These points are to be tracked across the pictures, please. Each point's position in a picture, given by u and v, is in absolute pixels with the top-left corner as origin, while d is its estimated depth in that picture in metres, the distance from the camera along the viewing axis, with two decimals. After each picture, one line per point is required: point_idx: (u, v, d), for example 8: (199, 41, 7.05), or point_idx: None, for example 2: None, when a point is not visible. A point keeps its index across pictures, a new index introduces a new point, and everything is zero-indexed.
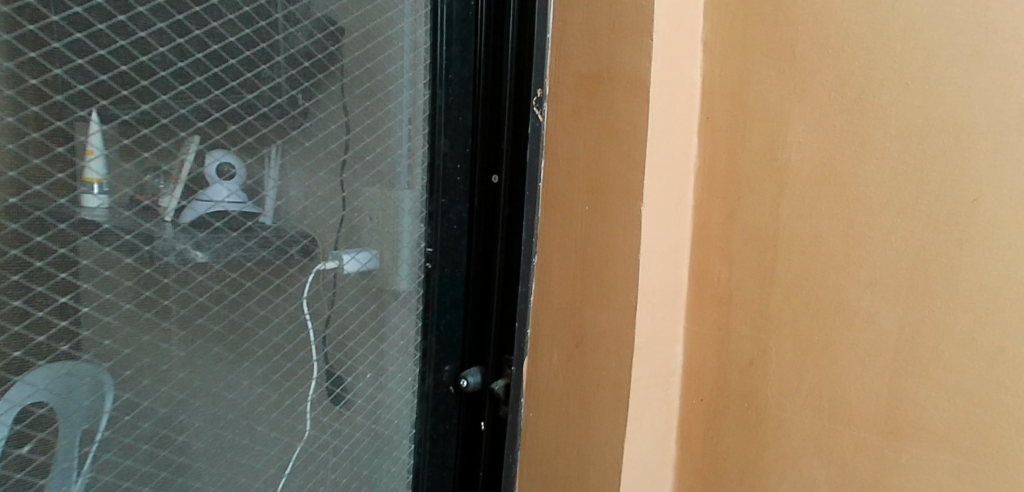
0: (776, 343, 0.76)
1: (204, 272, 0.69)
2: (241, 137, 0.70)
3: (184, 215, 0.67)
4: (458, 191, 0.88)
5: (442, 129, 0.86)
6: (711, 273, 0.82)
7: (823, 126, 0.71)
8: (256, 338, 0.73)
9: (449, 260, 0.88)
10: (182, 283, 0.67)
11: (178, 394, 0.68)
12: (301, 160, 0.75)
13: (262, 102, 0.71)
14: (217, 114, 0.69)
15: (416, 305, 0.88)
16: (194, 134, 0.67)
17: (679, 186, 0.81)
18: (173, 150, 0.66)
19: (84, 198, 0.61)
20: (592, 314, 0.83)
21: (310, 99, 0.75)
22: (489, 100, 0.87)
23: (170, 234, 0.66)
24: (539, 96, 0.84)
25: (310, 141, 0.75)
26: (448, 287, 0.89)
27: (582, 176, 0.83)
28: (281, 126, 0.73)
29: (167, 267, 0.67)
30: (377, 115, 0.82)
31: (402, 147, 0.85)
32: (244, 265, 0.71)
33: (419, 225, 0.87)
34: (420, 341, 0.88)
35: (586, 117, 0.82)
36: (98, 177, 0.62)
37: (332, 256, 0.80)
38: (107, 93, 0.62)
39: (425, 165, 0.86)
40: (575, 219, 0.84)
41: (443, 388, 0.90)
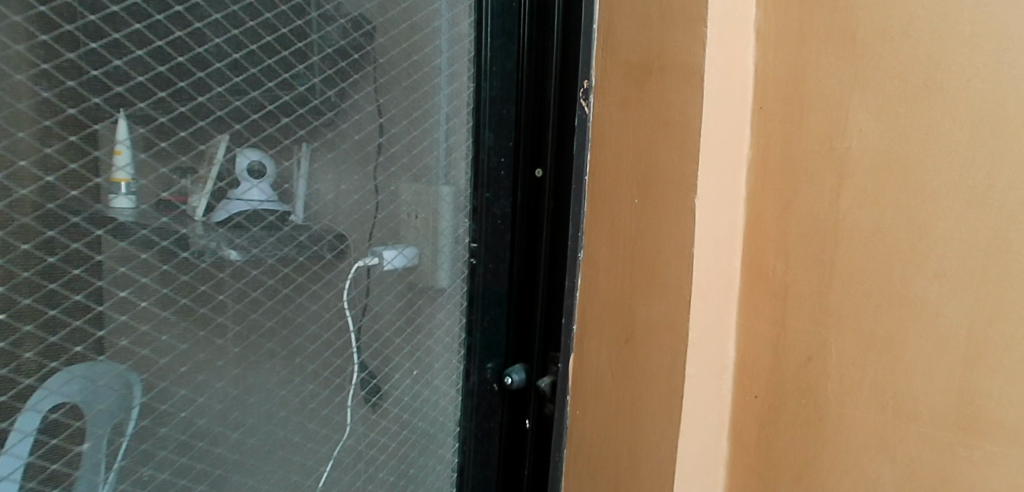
0: (837, 337, 0.74)
1: (259, 267, 0.68)
2: (292, 130, 0.69)
3: (221, 208, 0.65)
4: (503, 185, 0.86)
5: (486, 122, 0.84)
6: (766, 266, 0.80)
7: (886, 113, 0.70)
8: (309, 334, 0.72)
9: (492, 256, 0.87)
10: (237, 278, 0.67)
11: (233, 390, 0.68)
12: (350, 153, 0.74)
13: (313, 95, 0.71)
14: (271, 107, 0.68)
15: (460, 301, 0.86)
16: (247, 127, 0.66)
17: (732, 177, 0.80)
18: (228, 142, 0.65)
19: (112, 199, 0.59)
20: (642, 309, 0.81)
21: (358, 92, 0.75)
22: (533, 92, 0.85)
23: (224, 228, 0.66)
24: (585, 87, 0.83)
25: (359, 134, 0.75)
26: (491, 284, 0.87)
27: (630, 168, 0.81)
28: (332, 119, 0.72)
29: (223, 261, 0.66)
30: (423, 108, 0.81)
31: (444, 141, 0.83)
32: (297, 260, 0.71)
33: (464, 220, 0.85)
34: (464, 338, 0.86)
35: (635, 107, 0.80)
36: (127, 177, 0.59)
37: (372, 254, 0.78)
38: (165, 85, 0.61)
39: (470, 159, 0.85)
40: (623, 212, 0.82)
41: (487, 385, 0.88)
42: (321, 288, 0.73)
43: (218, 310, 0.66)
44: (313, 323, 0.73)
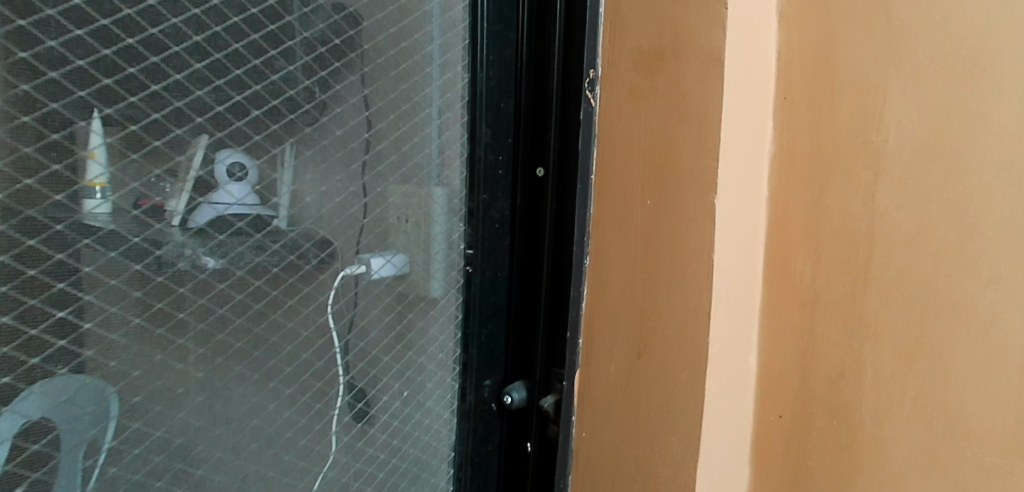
0: (873, 351, 0.67)
1: (226, 281, 0.60)
2: (266, 124, 0.61)
3: (194, 219, 0.58)
4: (501, 186, 0.79)
5: (483, 116, 0.76)
6: (792, 273, 0.73)
7: (927, 102, 0.63)
8: (285, 354, 0.64)
9: (490, 263, 0.79)
10: (199, 294, 0.59)
11: (194, 422, 0.60)
12: (331, 150, 0.66)
13: (289, 84, 0.63)
14: (239, 97, 0.60)
15: (455, 313, 0.78)
16: (211, 120, 0.58)
17: (754, 176, 0.74)
18: (188, 138, 0.57)
19: (86, 202, 0.53)
20: (657, 322, 0.74)
21: (340, 82, 0.66)
22: (534, 83, 0.77)
23: (184, 236, 0.58)
24: (591, 77, 0.75)
25: (341, 129, 0.67)
26: (489, 294, 0.80)
27: (643, 165, 0.74)
28: (311, 112, 0.64)
29: (183, 274, 0.58)
30: (413, 101, 0.73)
31: (436, 138, 0.75)
32: (271, 271, 0.63)
33: (459, 224, 0.77)
34: (459, 354, 0.79)
35: (647, 99, 0.73)
36: (103, 181, 0.53)
37: (360, 261, 0.70)
38: (110, 70, 0.53)
39: (465, 157, 0.77)
40: (634, 214, 0.75)
41: (484, 405, 0.81)
42: (299, 302, 0.65)
43: (178, 329, 0.58)
44: (289, 342, 0.65)
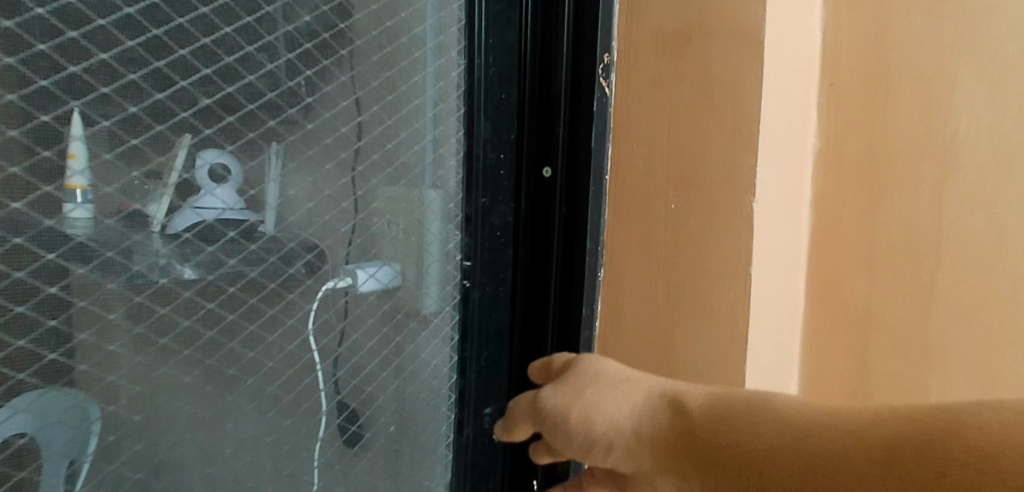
0: (942, 385, 0.57)
1: (169, 304, 0.51)
2: (218, 115, 0.52)
3: (177, 226, 0.51)
4: (502, 189, 0.68)
5: (482, 108, 0.66)
6: (840, 290, 0.63)
7: (1010, 89, 0.53)
8: (244, 387, 0.55)
9: (489, 277, 0.69)
10: (134, 320, 0.49)
11: (132, 474, 0.51)
12: (300, 147, 0.56)
13: (247, 68, 0.53)
14: (183, 83, 0.50)
15: (450, 333, 0.68)
16: (148, 109, 0.49)
17: (798, 176, 0.63)
18: (118, 131, 0.48)
19: (67, 207, 0.46)
20: (685, 346, 0.63)
21: (310, 67, 0.56)
22: (541, 70, 0.67)
23: (113, 252, 0.48)
24: (606, 62, 0.66)
25: (314, 122, 0.57)
26: (488, 313, 0.69)
27: (668, 164, 0.63)
28: (275, 101, 0.55)
29: (115, 295, 0.48)
30: (399, 89, 0.63)
31: (429, 132, 0.65)
32: (226, 291, 0.53)
33: (455, 233, 0.67)
34: (455, 380, 0.69)
35: (667, 87, 0.63)
36: (84, 183, 0.46)
37: (347, 272, 0.61)
38: (15, 45, 0.43)
39: (461, 155, 0.66)
40: (657, 220, 0.65)
41: (484, 438, 0.70)
42: (260, 327, 0.55)
43: (104, 366, 0.48)
44: (248, 374, 0.55)
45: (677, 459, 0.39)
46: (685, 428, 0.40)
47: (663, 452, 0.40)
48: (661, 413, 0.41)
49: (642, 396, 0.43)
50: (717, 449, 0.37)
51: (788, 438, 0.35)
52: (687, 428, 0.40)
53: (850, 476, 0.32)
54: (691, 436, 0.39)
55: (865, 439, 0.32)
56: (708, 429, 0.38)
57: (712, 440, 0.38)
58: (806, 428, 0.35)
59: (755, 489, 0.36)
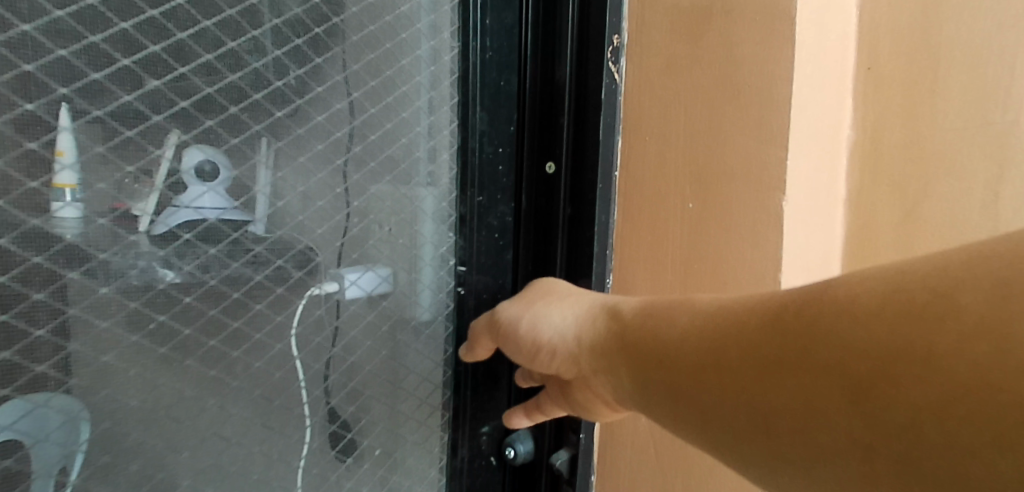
0: None
1: (110, 317, 0.43)
2: (168, 99, 0.44)
3: (165, 226, 0.45)
4: (501, 187, 0.61)
5: (477, 96, 0.59)
6: None
7: None
8: (203, 411, 0.48)
9: (486, 284, 0.62)
10: (67, 338, 0.42)
11: None
12: (268, 138, 0.49)
13: (204, 46, 0.45)
14: (126, 61, 0.42)
15: (445, 345, 0.62)
16: (83, 91, 0.41)
17: (830, 172, 0.56)
18: (45, 115, 0.40)
19: (57, 207, 0.41)
20: None
21: (279, 47, 0.49)
22: (543, 54, 0.61)
23: (41, 256, 0.40)
24: (615, 45, 0.58)
25: (285, 110, 0.49)
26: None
27: (686, 159, 0.56)
28: (238, 84, 0.47)
29: (45, 308, 0.41)
30: (384, 73, 0.55)
31: (420, 123, 0.58)
32: (180, 301, 0.46)
33: (449, 235, 0.60)
34: (446, 398, 0.62)
35: (683, 71, 0.56)
36: (75, 181, 0.41)
37: (331, 276, 0.54)
38: None
39: (455, 148, 0.59)
40: (672, 222, 0.57)
41: (480, 460, 0.64)
42: (223, 343, 0.48)
43: (33, 390, 0.41)
44: (207, 395, 0.48)
45: (609, 355, 0.43)
46: (619, 327, 0.43)
47: (598, 351, 0.44)
48: (595, 318, 0.46)
49: (585, 307, 0.48)
50: (645, 342, 0.40)
51: (703, 320, 0.37)
52: (618, 328, 0.43)
53: (743, 344, 0.33)
54: (622, 334, 0.42)
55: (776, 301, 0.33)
56: (639, 327, 0.41)
57: (640, 336, 0.41)
58: (720, 312, 0.37)
59: (664, 367, 0.38)
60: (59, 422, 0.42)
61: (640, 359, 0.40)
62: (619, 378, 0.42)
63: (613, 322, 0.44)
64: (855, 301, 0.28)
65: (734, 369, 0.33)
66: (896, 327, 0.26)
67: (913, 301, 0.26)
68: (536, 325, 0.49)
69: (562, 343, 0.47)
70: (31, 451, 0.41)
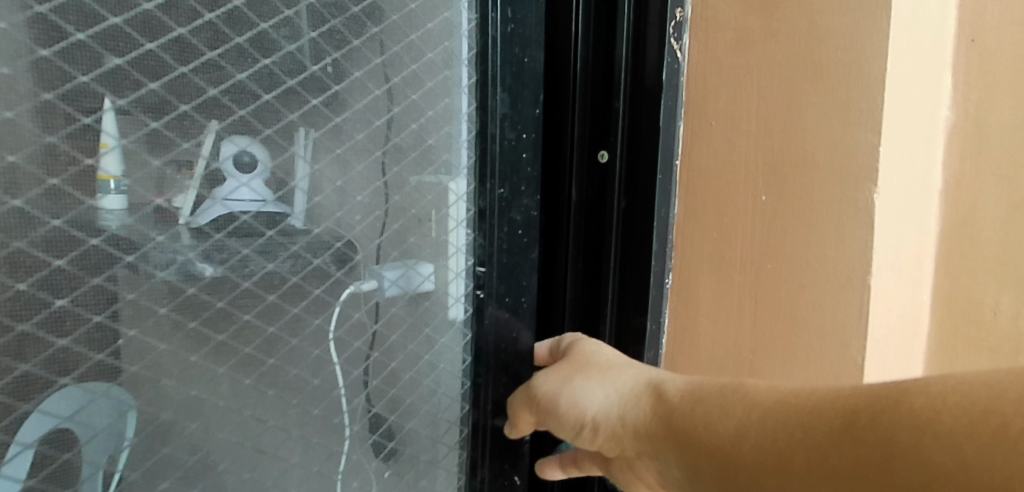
0: None
1: (132, 325, 0.40)
2: (165, 63, 0.39)
3: (203, 221, 0.42)
4: (520, 178, 0.56)
5: (498, 77, 0.54)
6: (977, 305, 0.51)
7: None
8: (220, 423, 0.45)
9: (507, 286, 0.57)
10: (55, 334, 0.38)
11: None
12: (280, 109, 0.44)
13: (176, 18, 0.40)
14: (114, 19, 0.38)
15: (465, 352, 0.57)
16: (67, 53, 0.37)
17: (927, 155, 0.50)
18: (21, 79, 0.36)
19: (100, 198, 0.38)
20: (777, 373, 0.50)
21: (297, 25, 0.44)
22: (597, 32, 0.56)
23: (38, 256, 0.37)
24: (678, 19, 0.53)
25: (298, 79, 0.44)
26: (506, 332, 0.57)
27: (759, 144, 0.50)
28: (245, 48, 0.42)
29: (14, 307, 0.36)
30: (402, 40, 0.50)
31: (440, 105, 0.53)
32: (213, 306, 0.43)
33: (467, 230, 0.55)
34: (464, 413, 0.58)
35: (760, 49, 0.49)
36: (118, 172, 0.38)
37: (370, 274, 0.50)
38: None
39: (475, 135, 0.54)
40: (741, 214, 0.51)
41: (503, 479, 0.59)
42: (245, 349, 0.45)
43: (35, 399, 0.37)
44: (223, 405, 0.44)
45: (655, 438, 0.42)
46: (664, 410, 0.42)
47: (643, 435, 0.43)
48: (645, 400, 0.44)
49: (630, 384, 0.45)
50: (692, 430, 0.39)
51: (765, 416, 0.36)
52: (664, 410, 0.42)
53: (808, 451, 0.33)
54: (671, 417, 0.41)
55: (840, 402, 0.32)
56: (685, 410, 0.40)
57: (689, 423, 0.39)
58: (782, 408, 0.35)
59: (725, 462, 0.37)
60: (98, 399, 0.40)
61: (693, 449, 0.39)
62: (669, 465, 0.41)
63: (658, 403, 0.42)
64: (936, 417, 0.27)
65: (803, 479, 0.33)
66: (980, 453, 0.25)
67: (988, 413, 0.26)
68: (579, 402, 0.46)
69: (606, 421, 0.45)
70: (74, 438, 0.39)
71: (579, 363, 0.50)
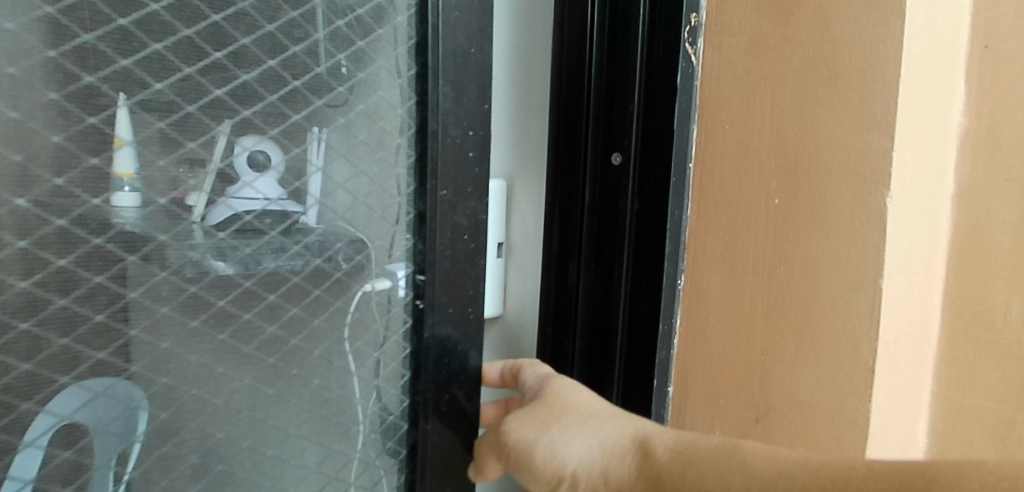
0: None
1: (136, 324, 0.41)
2: (200, 87, 0.41)
3: (216, 218, 0.43)
4: (465, 177, 0.50)
5: (438, 67, 0.48)
6: (986, 309, 0.51)
7: None
8: (239, 413, 0.46)
9: (450, 296, 0.51)
10: (57, 332, 0.38)
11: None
12: (307, 128, 0.46)
13: (179, 18, 0.40)
14: (156, 46, 0.39)
15: (403, 365, 0.52)
16: (111, 81, 0.38)
17: (938, 159, 0.50)
18: (71, 104, 0.37)
19: (114, 197, 0.39)
20: (787, 374, 0.50)
21: (319, 31, 0.46)
22: (613, 39, 0.58)
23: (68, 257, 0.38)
24: (693, 24, 0.54)
25: (326, 99, 0.46)
26: (451, 347, 0.52)
27: (771, 147, 0.50)
28: (276, 72, 0.44)
29: (21, 303, 0.37)
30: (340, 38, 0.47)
31: (374, 100, 0.49)
32: (214, 306, 0.44)
33: (405, 235, 0.51)
34: (404, 434, 0.53)
35: (773, 55, 0.50)
36: (132, 170, 0.39)
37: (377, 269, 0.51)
38: None
39: (413, 132, 0.49)
40: (752, 217, 0.51)
41: None
42: (265, 346, 0.46)
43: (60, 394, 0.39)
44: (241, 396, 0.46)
45: None
46: (650, 471, 0.40)
47: None
48: (633, 458, 0.41)
49: (617, 439, 0.42)
50: None
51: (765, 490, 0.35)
52: (651, 472, 0.40)
53: None
54: (660, 481, 0.39)
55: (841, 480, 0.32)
56: (675, 475, 0.38)
57: None
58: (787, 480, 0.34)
59: None
60: (95, 395, 0.40)
61: None
62: None
63: (645, 464, 0.40)
64: None
65: None
66: None
67: None
68: (558, 454, 0.43)
69: (586, 477, 0.42)
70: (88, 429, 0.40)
71: (554, 409, 0.46)
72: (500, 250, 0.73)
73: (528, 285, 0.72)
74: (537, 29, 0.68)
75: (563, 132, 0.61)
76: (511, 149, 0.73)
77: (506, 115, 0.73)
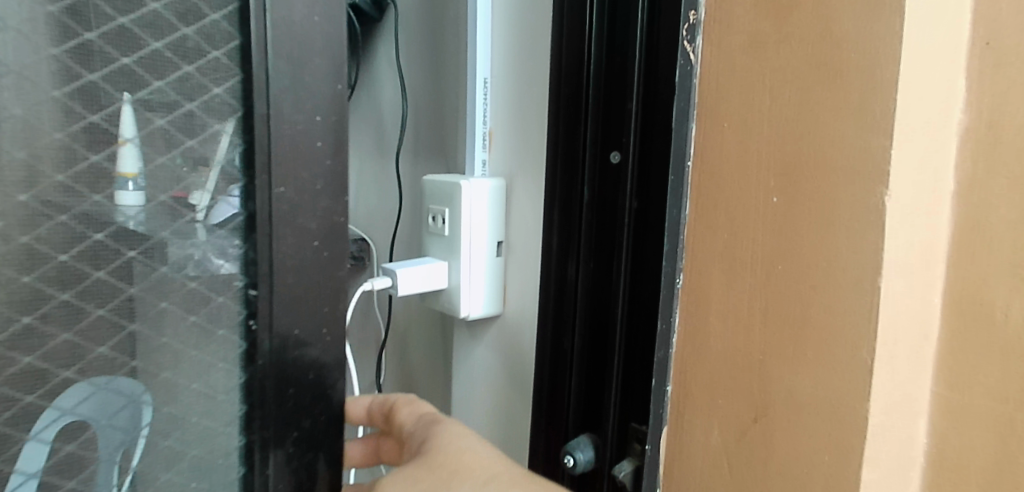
0: None
1: (136, 318, 0.44)
2: (142, 80, 0.42)
3: (217, 216, 0.44)
4: (306, 172, 0.43)
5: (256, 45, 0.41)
6: (987, 308, 0.51)
7: None
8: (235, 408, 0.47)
9: (294, 317, 0.45)
10: (63, 325, 0.41)
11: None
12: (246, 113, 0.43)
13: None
14: (89, 37, 0.40)
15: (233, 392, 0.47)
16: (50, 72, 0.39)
17: (939, 158, 0.50)
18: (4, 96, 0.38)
19: (118, 196, 0.42)
20: (785, 373, 0.50)
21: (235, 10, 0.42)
22: (613, 39, 0.58)
23: (65, 255, 0.41)
24: (691, 22, 0.53)
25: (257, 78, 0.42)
26: (294, 375, 0.45)
27: (769, 145, 0.50)
28: (217, 60, 0.43)
29: (18, 301, 0.39)
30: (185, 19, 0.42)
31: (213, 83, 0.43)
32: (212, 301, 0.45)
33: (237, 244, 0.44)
34: (240, 478, 0.48)
35: (772, 52, 0.49)
36: (134, 170, 0.42)
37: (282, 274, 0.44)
38: None
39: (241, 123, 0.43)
40: (751, 215, 0.51)
41: None
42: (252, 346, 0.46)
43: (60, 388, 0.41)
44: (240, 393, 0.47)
45: None
46: None
47: None
48: None
49: None
50: None
51: None
52: None
53: None
54: None
55: None
56: None
57: None
58: None
59: None
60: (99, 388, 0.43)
61: None
62: None
63: None
64: None
65: None
66: None
67: None
68: None
69: None
70: (98, 431, 0.44)
71: (444, 474, 0.51)
72: (500, 249, 0.74)
73: (528, 285, 0.72)
74: (537, 28, 0.69)
75: (564, 132, 0.61)
76: (511, 147, 0.73)
77: (506, 113, 0.73)
